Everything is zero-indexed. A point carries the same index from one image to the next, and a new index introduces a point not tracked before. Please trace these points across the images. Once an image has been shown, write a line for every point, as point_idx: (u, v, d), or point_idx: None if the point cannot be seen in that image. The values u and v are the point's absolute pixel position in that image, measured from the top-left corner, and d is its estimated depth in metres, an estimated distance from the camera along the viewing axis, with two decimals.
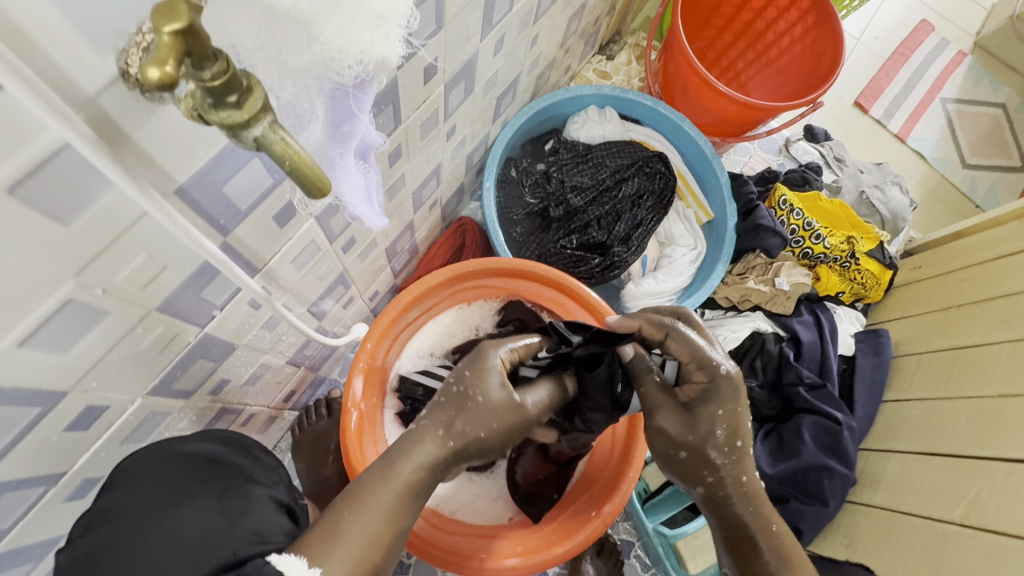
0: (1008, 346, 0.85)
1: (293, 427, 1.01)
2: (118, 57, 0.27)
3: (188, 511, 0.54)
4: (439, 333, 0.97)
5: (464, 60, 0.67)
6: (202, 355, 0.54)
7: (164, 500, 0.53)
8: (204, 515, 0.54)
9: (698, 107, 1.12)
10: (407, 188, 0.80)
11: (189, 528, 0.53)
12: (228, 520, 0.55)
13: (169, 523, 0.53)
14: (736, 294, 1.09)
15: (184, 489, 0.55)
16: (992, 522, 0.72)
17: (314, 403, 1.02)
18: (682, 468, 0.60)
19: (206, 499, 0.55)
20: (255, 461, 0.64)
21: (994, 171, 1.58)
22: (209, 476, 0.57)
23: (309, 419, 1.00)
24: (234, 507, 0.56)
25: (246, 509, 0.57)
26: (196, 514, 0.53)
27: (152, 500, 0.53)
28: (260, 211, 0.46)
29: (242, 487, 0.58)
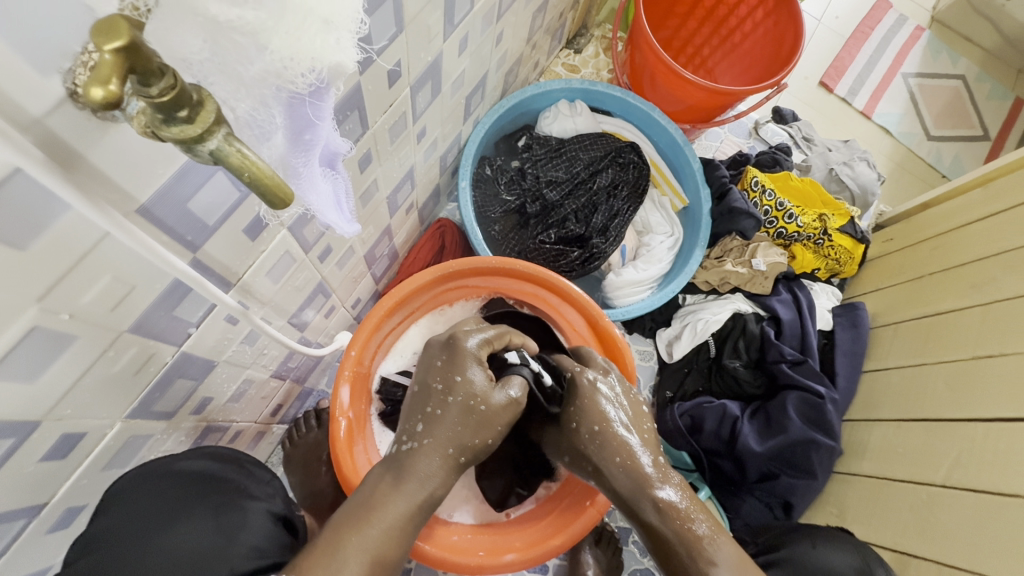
0: (978, 311, 0.88)
1: (283, 440, 1.00)
2: (65, 78, 0.27)
3: (183, 529, 0.54)
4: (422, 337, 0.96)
5: (429, 60, 0.67)
6: (181, 374, 0.54)
7: (156, 520, 0.53)
8: (198, 533, 0.54)
9: (666, 95, 1.13)
10: (382, 192, 0.79)
11: (186, 547, 0.53)
12: (224, 538, 0.55)
13: (166, 543, 0.53)
14: (715, 277, 1.11)
15: (177, 509, 0.54)
16: (972, 479, 0.74)
17: (303, 415, 1.01)
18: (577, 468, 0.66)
19: (200, 518, 0.55)
20: (249, 475, 0.63)
21: (957, 141, 1.62)
22: (201, 496, 0.56)
23: (300, 431, 0.99)
24: (230, 525, 0.56)
25: (241, 523, 0.57)
26: (193, 533, 0.54)
27: (141, 518, 0.52)
28: (229, 226, 0.45)
29: (237, 504, 0.58)
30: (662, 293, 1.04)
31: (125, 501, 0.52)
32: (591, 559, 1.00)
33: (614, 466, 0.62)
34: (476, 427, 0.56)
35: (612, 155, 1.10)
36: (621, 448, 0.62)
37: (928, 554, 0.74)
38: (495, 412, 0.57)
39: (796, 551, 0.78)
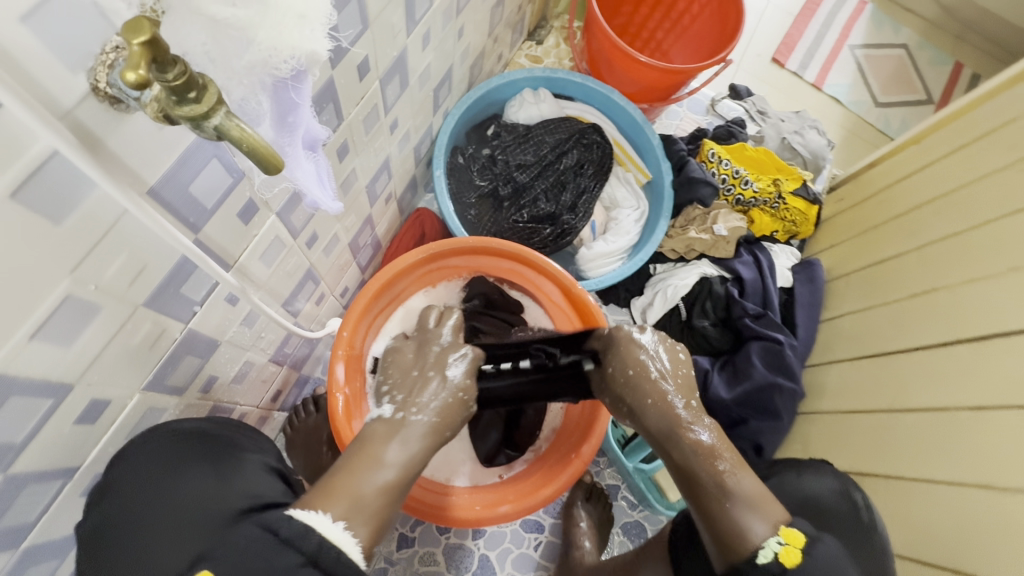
0: (915, 254, 0.97)
1: (284, 427, 1.06)
2: (89, 75, 0.32)
3: (179, 481, 0.59)
4: (410, 316, 1.03)
5: (395, 55, 0.73)
6: (190, 351, 0.60)
7: (155, 472, 0.57)
8: (200, 480, 0.59)
9: (623, 77, 1.20)
10: (361, 182, 0.85)
11: (189, 493, 0.58)
12: (218, 479, 0.60)
13: (170, 493, 0.58)
14: (681, 245, 1.19)
15: (175, 464, 0.59)
16: (913, 401, 0.82)
17: (302, 401, 1.07)
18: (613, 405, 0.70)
19: (194, 470, 0.60)
20: (240, 433, 0.68)
21: (904, 106, 1.72)
22: (196, 446, 0.62)
23: (300, 416, 1.05)
24: (227, 468, 0.62)
25: (236, 469, 0.62)
26: (196, 481, 0.59)
27: (145, 474, 0.57)
28: (225, 209, 0.51)
29: (230, 453, 0.64)
30: (632, 262, 1.11)
31: (130, 462, 0.57)
32: (584, 512, 1.07)
33: (647, 407, 0.65)
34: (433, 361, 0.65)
35: (576, 137, 1.17)
36: (652, 390, 0.65)
37: (880, 472, 0.82)
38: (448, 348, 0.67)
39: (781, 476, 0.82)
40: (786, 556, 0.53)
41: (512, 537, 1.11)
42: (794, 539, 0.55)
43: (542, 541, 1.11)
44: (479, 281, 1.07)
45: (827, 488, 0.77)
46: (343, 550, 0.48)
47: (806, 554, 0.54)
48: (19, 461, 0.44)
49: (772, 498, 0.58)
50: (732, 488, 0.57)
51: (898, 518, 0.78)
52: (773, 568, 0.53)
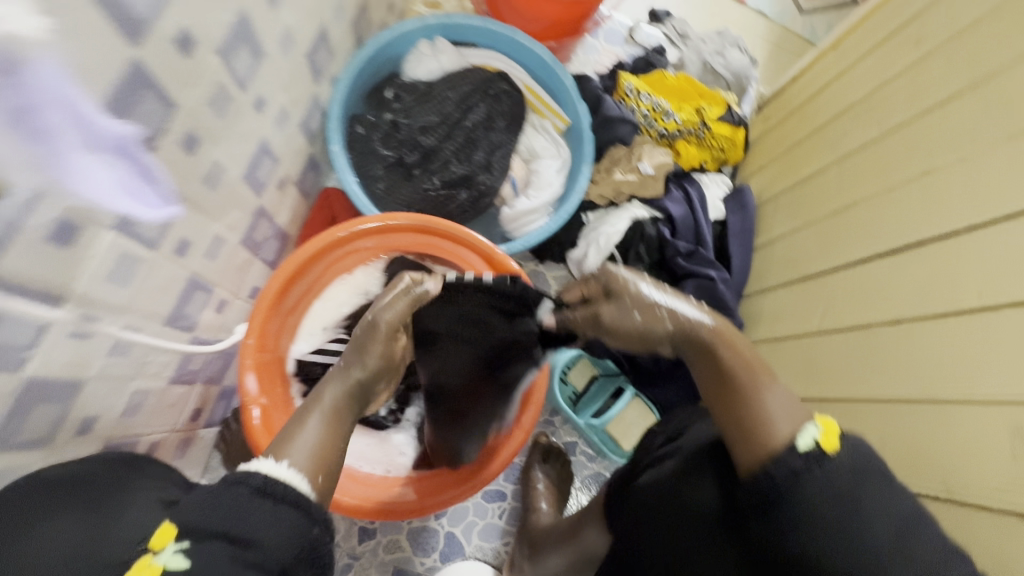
0: (835, 168, 0.94)
1: (217, 443, 1.00)
2: None
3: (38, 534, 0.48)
4: (330, 313, 0.95)
5: (231, 20, 0.63)
6: (39, 400, 0.52)
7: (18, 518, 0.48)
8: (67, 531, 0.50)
9: (523, 14, 1.11)
10: (234, 172, 0.76)
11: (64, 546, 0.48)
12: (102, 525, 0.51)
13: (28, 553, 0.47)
14: (609, 190, 1.14)
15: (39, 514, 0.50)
16: (841, 321, 0.81)
17: (232, 414, 1.01)
18: (633, 339, 0.64)
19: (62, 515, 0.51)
20: (126, 487, 0.58)
21: (827, 11, 1.66)
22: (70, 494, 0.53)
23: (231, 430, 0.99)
24: (109, 510, 0.53)
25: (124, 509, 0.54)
26: (61, 529, 0.49)
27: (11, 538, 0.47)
28: (18, 238, 0.43)
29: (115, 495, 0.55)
30: (557, 215, 1.05)
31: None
32: (541, 474, 1.08)
33: (635, 324, 0.63)
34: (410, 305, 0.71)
35: (482, 88, 1.09)
36: (640, 304, 0.63)
37: (815, 394, 0.83)
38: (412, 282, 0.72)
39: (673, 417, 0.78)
40: (825, 440, 0.49)
41: (475, 509, 1.11)
42: (829, 426, 0.51)
43: (505, 508, 1.12)
44: (400, 261, 0.99)
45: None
46: (291, 484, 0.51)
47: (844, 441, 0.50)
48: None
49: (801, 409, 0.54)
50: (759, 397, 0.55)
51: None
52: (814, 455, 0.49)
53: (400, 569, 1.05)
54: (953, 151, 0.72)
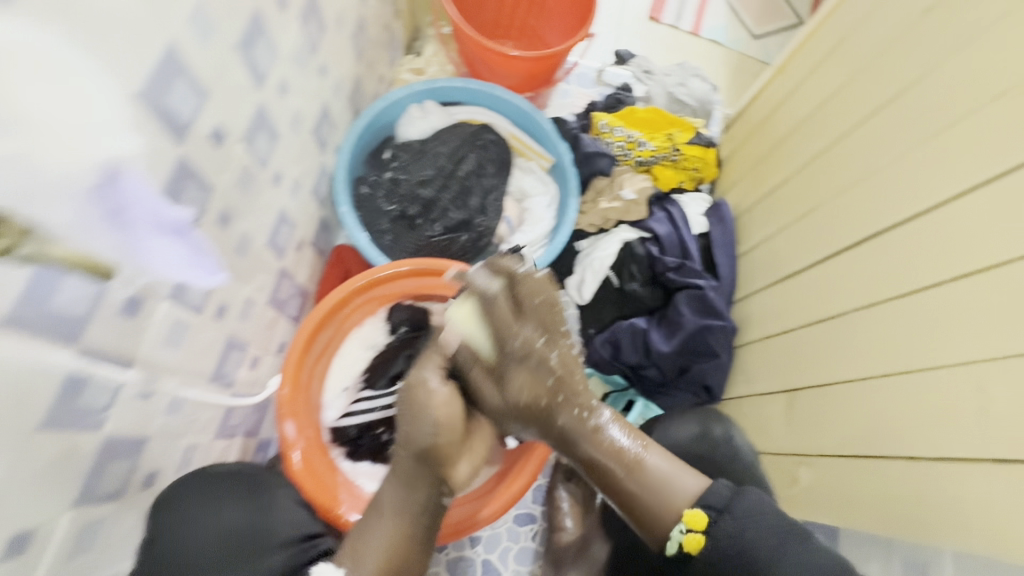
0: (799, 174, 1.03)
1: None
2: None
3: (225, 511, 0.74)
4: (351, 371, 1.03)
5: (252, 113, 0.73)
6: (115, 455, 0.60)
7: (202, 510, 0.72)
8: (237, 516, 0.75)
9: (501, 72, 1.24)
10: (260, 241, 0.85)
11: (232, 524, 0.74)
12: (262, 513, 0.77)
13: (216, 523, 0.73)
14: (597, 218, 1.22)
15: (216, 499, 0.74)
16: (822, 311, 0.89)
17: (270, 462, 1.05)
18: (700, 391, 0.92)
19: (230, 504, 0.75)
20: (272, 474, 0.84)
21: (778, 33, 1.78)
22: (234, 487, 0.77)
23: None
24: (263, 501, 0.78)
25: (272, 500, 0.79)
26: (232, 516, 0.74)
27: (193, 509, 0.71)
28: (103, 312, 0.52)
29: (266, 489, 0.80)
30: (550, 246, 1.14)
31: (174, 508, 0.69)
32: (565, 494, 1.11)
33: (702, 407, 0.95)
34: (410, 418, 0.73)
35: (471, 140, 1.20)
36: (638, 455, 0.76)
37: (811, 383, 0.88)
38: (433, 391, 0.74)
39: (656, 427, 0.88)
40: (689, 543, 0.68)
41: (508, 534, 1.14)
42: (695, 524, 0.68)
43: (536, 530, 1.15)
44: (399, 307, 1.08)
45: (689, 433, 0.89)
46: None
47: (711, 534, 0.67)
48: None
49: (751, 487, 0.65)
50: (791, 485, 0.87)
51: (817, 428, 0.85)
52: (681, 556, 0.69)
53: None
54: (886, 153, 0.83)
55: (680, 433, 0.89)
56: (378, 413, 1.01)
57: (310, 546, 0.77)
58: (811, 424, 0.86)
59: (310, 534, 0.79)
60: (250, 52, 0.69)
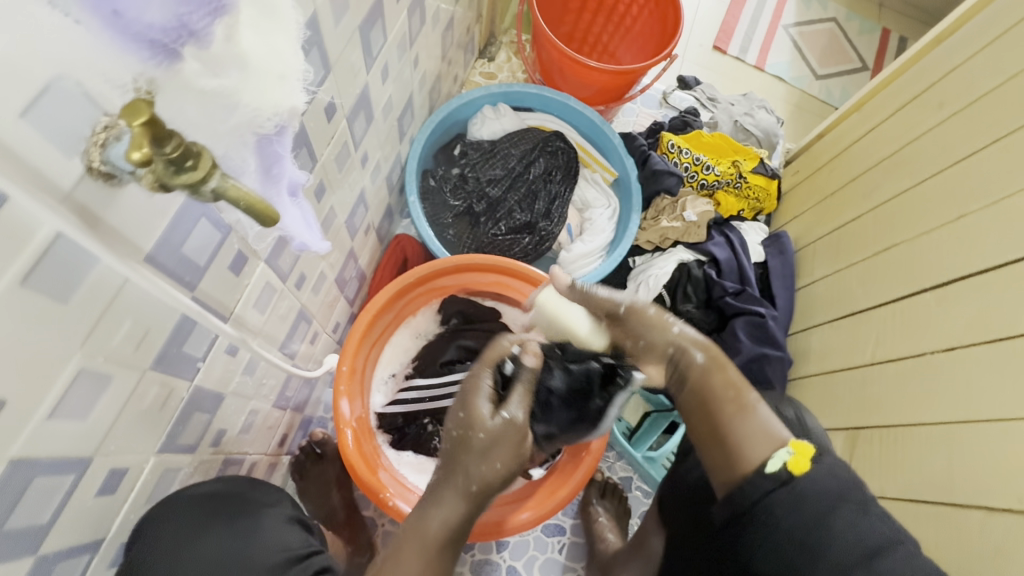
0: (872, 213, 1.02)
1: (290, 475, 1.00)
2: (83, 157, 0.34)
3: (208, 537, 0.60)
4: (400, 358, 1.05)
5: (358, 92, 0.75)
6: (197, 408, 0.60)
7: (180, 534, 0.57)
8: (219, 541, 0.60)
9: (576, 83, 1.25)
10: (339, 218, 0.86)
11: (213, 556, 0.59)
12: (249, 537, 0.62)
13: (194, 554, 0.59)
14: (656, 236, 1.22)
15: (198, 525, 0.59)
16: (891, 352, 0.87)
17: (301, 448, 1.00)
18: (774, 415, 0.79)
19: (215, 529, 0.60)
20: (255, 487, 0.69)
21: (842, 76, 1.78)
22: (214, 511, 0.61)
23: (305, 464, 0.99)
24: (249, 524, 0.63)
25: (258, 525, 0.64)
26: (215, 539, 0.60)
27: (172, 537, 0.57)
28: (216, 264, 0.53)
29: (250, 511, 0.65)
30: (611, 258, 1.14)
31: (147, 540, 0.55)
32: (601, 508, 1.08)
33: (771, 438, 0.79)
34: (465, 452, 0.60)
35: (541, 146, 1.22)
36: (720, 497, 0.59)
37: (873, 424, 0.86)
38: (519, 421, 0.62)
39: None
40: (794, 463, 0.54)
41: (535, 543, 1.12)
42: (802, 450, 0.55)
43: (565, 542, 1.12)
44: (453, 301, 1.07)
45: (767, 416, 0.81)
46: None
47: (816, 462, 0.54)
48: (50, 540, 0.44)
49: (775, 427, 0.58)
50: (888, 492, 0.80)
51: (878, 471, 0.83)
52: (782, 474, 0.54)
53: None
54: (973, 199, 0.82)
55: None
56: (425, 404, 1.00)
57: (306, 566, 0.63)
58: (872, 466, 0.84)
59: (304, 553, 0.64)
60: (367, 33, 0.71)
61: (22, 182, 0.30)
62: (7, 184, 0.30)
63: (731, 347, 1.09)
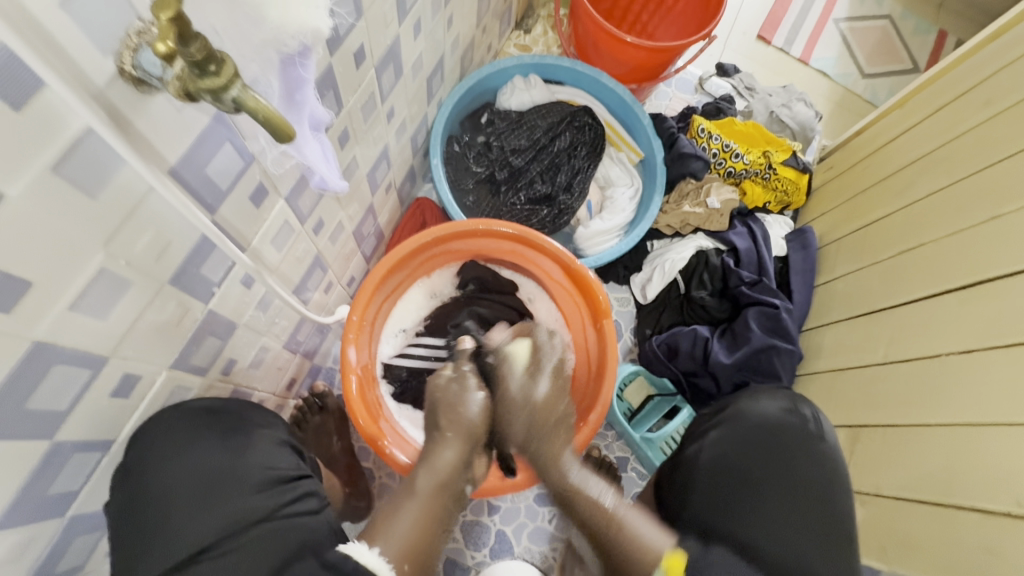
0: (902, 213, 0.98)
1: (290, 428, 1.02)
2: (115, 58, 0.35)
3: (198, 450, 0.59)
4: (411, 316, 1.07)
5: (388, 44, 0.75)
6: (210, 331, 0.63)
7: (172, 443, 0.57)
8: (207, 455, 0.60)
9: (610, 59, 1.23)
10: (362, 169, 0.87)
11: (200, 468, 0.59)
12: (233, 455, 0.61)
13: (186, 465, 0.59)
14: (676, 220, 1.21)
15: (192, 433, 0.59)
16: (904, 352, 0.85)
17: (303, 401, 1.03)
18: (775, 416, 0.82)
19: (206, 441, 0.60)
20: (253, 409, 0.68)
21: (890, 76, 1.71)
22: (209, 424, 0.61)
23: (305, 416, 1.02)
24: (237, 443, 0.62)
25: (249, 442, 0.64)
26: (203, 453, 0.59)
27: (165, 443, 0.57)
28: (238, 190, 0.55)
29: (243, 428, 0.65)
30: (628, 237, 1.14)
31: (146, 442, 0.56)
32: None
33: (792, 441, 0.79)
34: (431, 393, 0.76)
35: (568, 120, 1.21)
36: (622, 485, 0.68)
37: (874, 421, 0.85)
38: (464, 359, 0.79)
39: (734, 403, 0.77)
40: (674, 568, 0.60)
41: (526, 511, 1.14)
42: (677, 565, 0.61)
43: (555, 514, 1.14)
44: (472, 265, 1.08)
45: (778, 407, 0.76)
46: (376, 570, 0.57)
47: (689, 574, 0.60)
48: (65, 430, 0.47)
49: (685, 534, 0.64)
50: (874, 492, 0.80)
51: (876, 466, 0.82)
52: None
53: (452, 562, 1.09)
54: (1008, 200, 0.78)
55: (768, 408, 0.76)
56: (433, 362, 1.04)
57: (291, 488, 0.62)
58: (868, 464, 0.83)
59: (292, 475, 0.64)
60: None
61: (57, 70, 0.32)
62: (45, 72, 0.32)
63: (742, 335, 1.07)
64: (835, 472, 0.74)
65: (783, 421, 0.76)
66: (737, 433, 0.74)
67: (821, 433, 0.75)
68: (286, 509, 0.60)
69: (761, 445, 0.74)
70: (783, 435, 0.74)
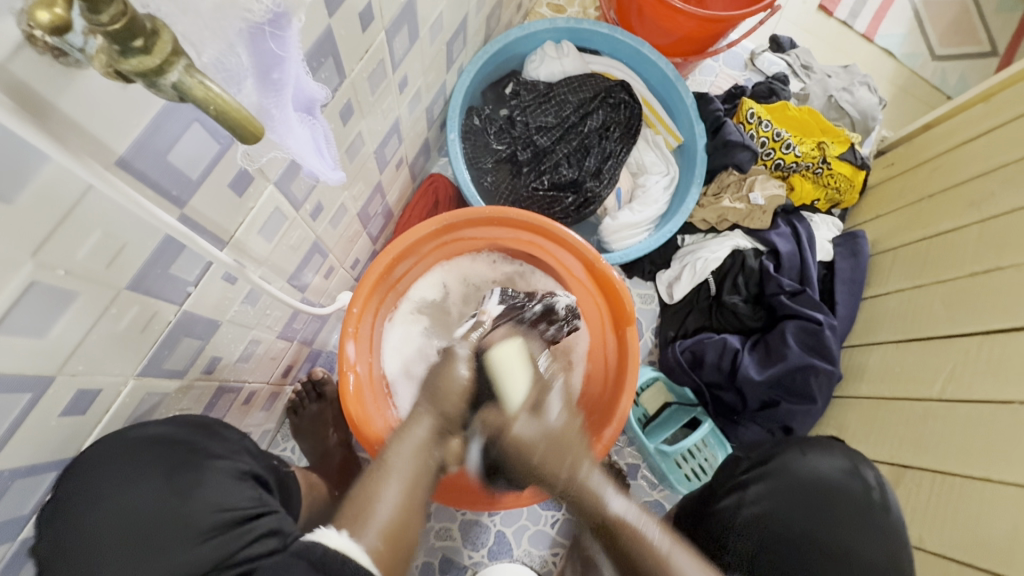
0: (977, 228, 0.86)
1: (287, 412, 0.98)
2: (20, 20, 0.26)
3: (141, 489, 0.53)
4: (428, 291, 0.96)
5: (402, 1, 0.64)
6: (187, 333, 0.55)
7: (106, 486, 0.51)
8: (147, 496, 0.54)
9: (655, 28, 1.09)
10: (368, 147, 0.78)
11: (140, 511, 0.53)
12: (177, 498, 0.54)
13: (118, 508, 0.53)
14: (713, 215, 1.09)
15: (133, 471, 0.52)
16: (968, 392, 0.76)
17: (301, 386, 0.98)
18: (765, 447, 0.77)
19: (151, 480, 0.54)
20: (213, 437, 0.60)
21: (964, 59, 1.52)
22: (160, 458, 0.54)
23: (302, 402, 0.98)
24: (187, 482, 0.55)
25: (201, 480, 0.56)
26: (144, 494, 0.53)
27: (96, 488, 0.51)
28: (213, 179, 0.45)
29: (196, 463, 0.56)
30: (659, 232, 1.03)
31: (79, 477, 0.50)
32: None
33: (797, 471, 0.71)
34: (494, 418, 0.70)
35: (601, 96, 1.09)
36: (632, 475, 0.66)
37: (922, 465, 0.79)
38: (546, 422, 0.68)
39: (782, 458, 0.70)
40: None
41: (528, 514, 1.09)
42: None
43: (558, 518, 1.09)
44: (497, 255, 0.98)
45: (837, 467, 0.69)
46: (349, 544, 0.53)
47: None
48: (1, 457, 0.41)
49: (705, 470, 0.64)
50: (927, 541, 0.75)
51: (923, 517, 0.77)
52: None
53: (448, 559, 1.05)
54: None
55: (825, 466, 0.69)
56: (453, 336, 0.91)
57: (246, 530, 0.56)
58: (919, 511, 0.78)
59: (250, 515, 0.57)
60: None
61: None
62: None
63: (778, 351, 0.98)
64: (886, 544, 0.65)
65: (834, 478, 0.68)
66: (784, 489, 0.67)
67: (885, 504, 0.67)
68: (237, 557, 0.55)
69: (810, 505, 0.66)
70: (835, 491, 0.67)
